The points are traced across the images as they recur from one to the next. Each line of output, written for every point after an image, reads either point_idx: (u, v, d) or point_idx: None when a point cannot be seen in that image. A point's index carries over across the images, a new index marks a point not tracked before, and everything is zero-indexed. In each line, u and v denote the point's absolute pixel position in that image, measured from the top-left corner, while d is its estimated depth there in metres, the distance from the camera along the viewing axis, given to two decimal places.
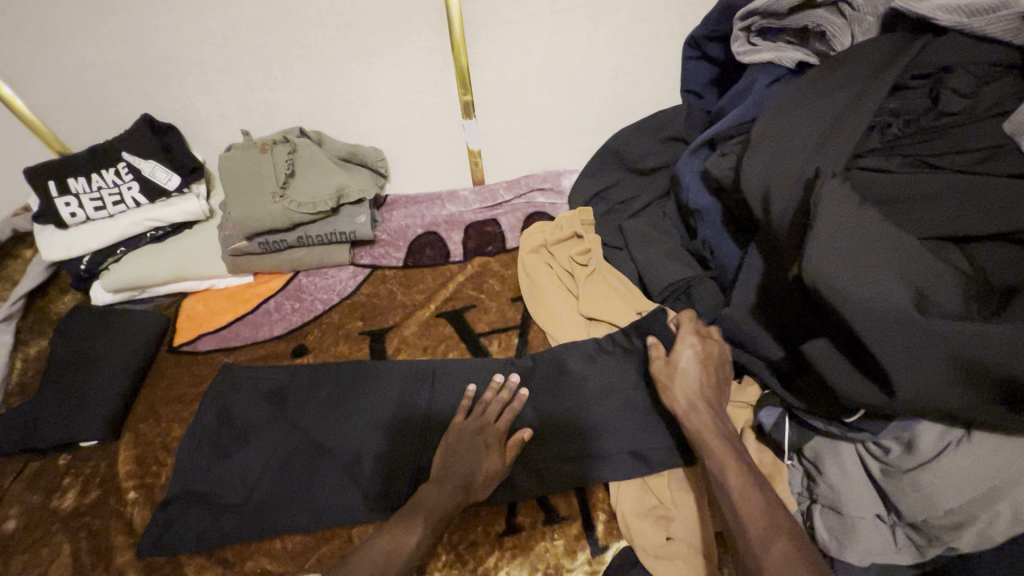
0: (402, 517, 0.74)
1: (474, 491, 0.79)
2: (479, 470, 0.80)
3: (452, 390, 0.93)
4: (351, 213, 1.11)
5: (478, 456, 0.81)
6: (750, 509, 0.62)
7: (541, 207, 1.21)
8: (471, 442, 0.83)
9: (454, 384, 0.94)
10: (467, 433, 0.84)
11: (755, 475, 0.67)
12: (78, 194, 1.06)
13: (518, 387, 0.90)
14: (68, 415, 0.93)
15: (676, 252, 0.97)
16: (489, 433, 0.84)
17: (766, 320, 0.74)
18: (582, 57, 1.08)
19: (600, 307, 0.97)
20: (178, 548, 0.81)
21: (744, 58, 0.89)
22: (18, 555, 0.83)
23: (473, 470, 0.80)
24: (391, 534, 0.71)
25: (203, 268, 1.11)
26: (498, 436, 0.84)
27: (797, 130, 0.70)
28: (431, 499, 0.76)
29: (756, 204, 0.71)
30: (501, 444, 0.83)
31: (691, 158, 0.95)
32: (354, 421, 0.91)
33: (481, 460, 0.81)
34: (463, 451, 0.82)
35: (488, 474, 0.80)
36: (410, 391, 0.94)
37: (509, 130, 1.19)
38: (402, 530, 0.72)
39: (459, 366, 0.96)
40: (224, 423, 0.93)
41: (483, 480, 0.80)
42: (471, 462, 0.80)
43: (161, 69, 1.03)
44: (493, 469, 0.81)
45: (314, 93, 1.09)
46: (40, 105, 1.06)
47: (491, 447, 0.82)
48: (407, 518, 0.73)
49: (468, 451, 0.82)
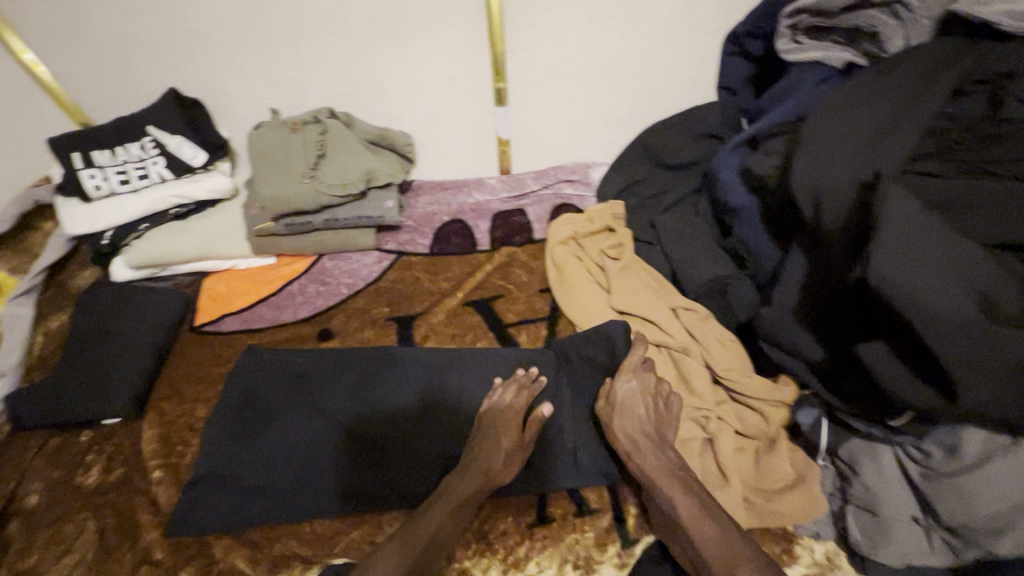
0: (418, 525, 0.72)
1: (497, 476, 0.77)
2: (504, 453, 0.79)
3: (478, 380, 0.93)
4: (379, 197, 1.09)
5: (500, 439, 0.80)
6: (705, 536, 0.67)
7: (568, 199, 1.20)
8: (494, 426, 0.82)
9: (467, 388, 0.92)
10: (492, 413, 0.84)
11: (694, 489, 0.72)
12: (102, 167, 1.04)
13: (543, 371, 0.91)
14: (91, 392, 0.92)
15: (711, 249, 0.96)
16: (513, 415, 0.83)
17: (811, 321, 0.74)
18: (620, 49, 1.07)
19: (634, 303, 0.96)
20: (205, 529, 0.80)
21: (788, 56, 0.89)
22: (41, 531, 0.82)
23: (498, 454, 0.79)
24: (401, 537, 0.70)
25: (227, 248, 1.10)
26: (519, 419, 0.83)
27: (851, 131, 0.69)
28: (455, 490, 0.75)
29: (806, 204, 0.70)
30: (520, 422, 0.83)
31: (731, 155, 0.95)
32: (382, 406, 0.91)
33: (505, 443, 0.80)
34: (488, 435, 0.81)
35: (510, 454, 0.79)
36: (429, 385, 0.92)
37: (539, 119, 1.17)
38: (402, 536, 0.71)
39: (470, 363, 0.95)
40: (249, 404, 0.92)
41: (505, 468, 0.78)
42: (495, 446, 0.79)
43: (191, 41, 1.01)
44: (514, 450, 0.80)
45: (345, 74, 1.07)
46: (64, 73, 1.03)
47: (510, 429, 0.81)
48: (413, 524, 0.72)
49: (491, 437, 0.80)
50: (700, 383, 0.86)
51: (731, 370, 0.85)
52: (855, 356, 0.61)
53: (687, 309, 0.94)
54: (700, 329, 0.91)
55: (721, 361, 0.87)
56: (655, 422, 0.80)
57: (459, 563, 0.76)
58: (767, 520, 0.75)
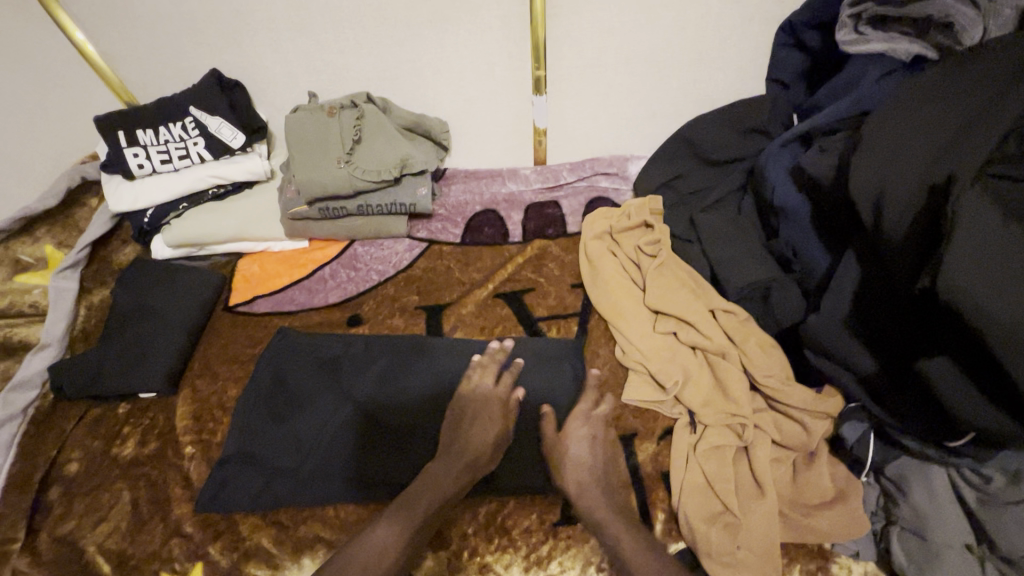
0: (398, 515, 0.78)
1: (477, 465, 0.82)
2: (489, 440, 0.84)
3: (498, 373, 0.91)
4: (413, 183, 1.08)
5: (484, 424, 0.86)
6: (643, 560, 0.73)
7: (604, 192, 1.17)
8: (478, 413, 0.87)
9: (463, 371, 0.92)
10: (471, 400, 0.88)
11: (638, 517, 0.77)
12: (145, 146, 1.05)
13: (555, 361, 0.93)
14: (129, 365, 0.94)
15: (755, 249, 0.92)
16: (497, 402, 0.88)
17: (864, 333, 0.71)
18: (667, 38, 1.03)
19: (669, 302, 0.92)
20: (233, 507, 0.81)
21: (850, 48, 0.87)
22: (80, 498, 0.85)
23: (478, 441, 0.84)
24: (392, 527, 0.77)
25: (262, 230, 1.10)
26: (496, 408, 0.88)
27: (923, 132, 0.66)
28: (436, 483, 0.80)
29: (865, 208, 0.68)
30: (501, 412, 0.87)
31: (780, 152, 0.92)
32: (406, 394, 0.90)
33: (481, 434, 0.85)
34: (469, 421, 0.86)
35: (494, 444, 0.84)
36: (433, 379, 0.92)
37: (579, 109, 1.14)
38: (389, 524, 0.77)
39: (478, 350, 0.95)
40: (279, 386, 0.93)
41: (478, 460, 0.82)
42: (477, 439, 0.84)
43: (234, 23, 1.01)
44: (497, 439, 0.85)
45: (385, 59, 1.06)
46: (112, 53, 1.04)
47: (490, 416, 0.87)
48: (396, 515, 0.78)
49: (464, 425, 0.86)
50: (739, 389, 0.82)
51: (772, 377, 0.82)
52: (917, 370, 0.63)
53: (726, 311, 0.90)
54: (740, 334, 0.88)
55: (763, 367, 0.84)
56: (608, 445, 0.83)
57: (479, 557, 0.75)
58: (803, 535, 0.72)
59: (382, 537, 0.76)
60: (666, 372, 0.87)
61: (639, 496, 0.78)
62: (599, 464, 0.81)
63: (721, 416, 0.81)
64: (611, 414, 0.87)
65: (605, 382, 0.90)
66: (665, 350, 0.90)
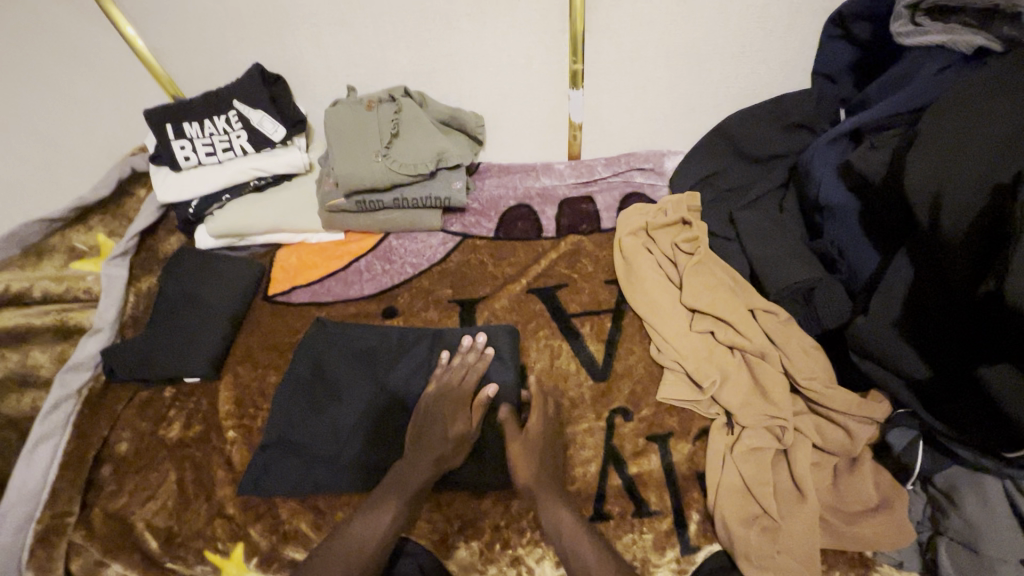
0: (383, 498, 0.76)
1: (445, 460, 0.80)
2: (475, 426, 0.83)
3: (473, 370, 0.90)
4: (448, 178, 1.09)
5: (459, 414, 0.84)
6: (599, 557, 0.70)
7: (640, 187, 1.16)
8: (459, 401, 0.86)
9: (482, 377, 0.90)
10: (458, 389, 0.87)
11: (661, 510, 0.77)
12: (191, 138, 1.09)
13: (588, 358, 0.93)
14: (176, 351, 0.97)
15: (798, 250, 0.89)
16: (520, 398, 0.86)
17: (914, 336, 0.69)
18: (710, 29, 1.00)
19: (707, 300, 0.90)
20: (272, 492, 0.84)
21: (905, 40, 0.85)
22: (130, 476, 0.88)
23: (445, 436, 0.82)
24: (385, 506, 0.75)
25: (301, 222, 1.12)
26: (465, 400, 0.86)
27: (987, 130, 0.66)
28: (410, 479, 0.77)
29: (921, 207, 0.68)
30: (469, 408, 0.85)
31: (829, 148, 0.88)
32: (420, 381, 0.92)
33: (460, 425, 0.83)
34: (446, 408, 0.85)
35: (458, 440, 0.81)
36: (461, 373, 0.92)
37: (616, 104, 1.13)
38: (383, 508, 0.75)
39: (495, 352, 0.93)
40: (317, 375, 0.94)
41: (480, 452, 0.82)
42: (438, 436, 0.82)
43: (277, 18, 1.03)
44: (464, 432, 0.82)
45: (423, 53, 1.06)
46: (160, 48, 1.07)
47: (460, 411, 0.85)
48: (387, 495, 0.76)
49: (452, 410, 0.84)
50: (779, 391, 0.81)
51: (814, 381, 0.81)
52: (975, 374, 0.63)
53: (766, 311, 0.89)
54: (781, 335, 0.86)
55: (805, 370, 0.82)
56: (639, 445, 0.83)
57: (512, 549, 0.76)
58: (842, 542, 0.71)
59: (377, 520, 0.74)
60: (704, 372, 0.86)
61: (674, 495, 0.78)
62: (632, 462, 0.81)
63: (759, 418, 0.80)
64: (645, 413, 0.86)
65: (639, 380, 0.90)
66: (705, 351, 0.88)
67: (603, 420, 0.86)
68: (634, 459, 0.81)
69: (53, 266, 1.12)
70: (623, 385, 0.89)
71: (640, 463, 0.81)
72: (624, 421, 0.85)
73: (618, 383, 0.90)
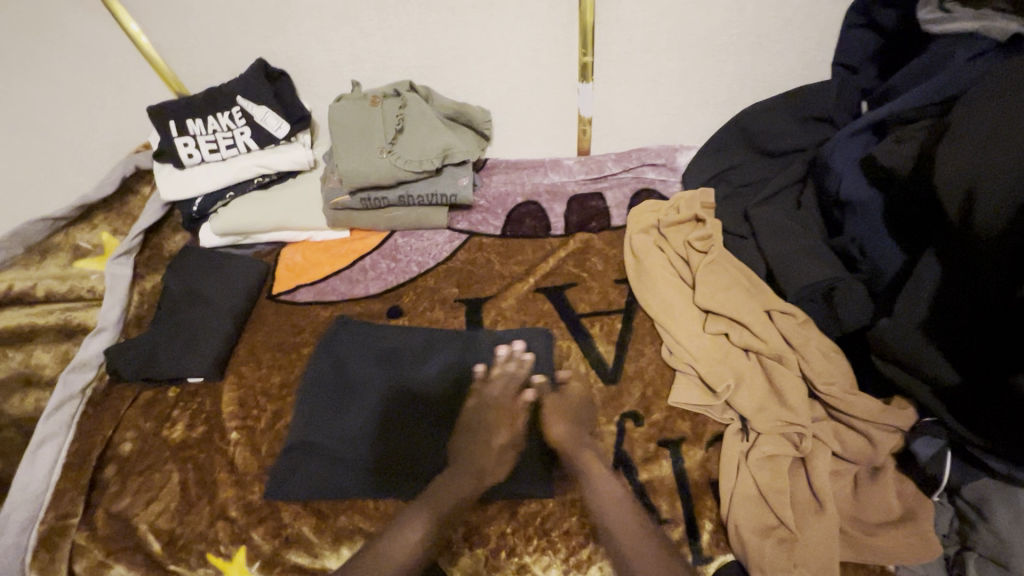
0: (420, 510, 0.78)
1: (487, 472, 0.80)
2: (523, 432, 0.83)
3: (517, 377, 0.88)
4: (454, 174, 1.06)
5: (500, 424, 0.83)
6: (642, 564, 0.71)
7: (651, 183, 1.12)
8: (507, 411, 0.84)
9: (495, 379, 0.88)
10: (494, 395, 0.87)
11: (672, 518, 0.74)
12: (195, 135, 1.07)
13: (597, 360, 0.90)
14: (180, 351, 0.96)
15: (817, 249, 0.85)
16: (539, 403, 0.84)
17: (942, 339, 0.67)
18: (725, 19, 0.96)
19: (722, 301, 0.87)
20: (292, 494, 0.82)
21: (932, 28, 0.82)
22: (133, 476, 0.88)
23: (489, 449, 0.81)
24: (418, 518, 0.77)
25: (306, 220, 1.11)
26: (513, 412, 0.84)
27: (1022, 121, 0.62)
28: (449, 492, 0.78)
29: (953, 205, 0.65)
30: (517, 419, 0.84)
31: (850, 142, 0.86)
32: (447, 382, 0.89)
33: (506, 435, 0.82)
34: (485, 415, 0.84)
35: (499, 450, 0.81)
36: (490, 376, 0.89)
37: (627, 98, 1.09)
38: (414, 523, 0.77)
39: (512, 353, 0.91)
40: (340, 375, 0.93)
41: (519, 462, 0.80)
42: (483, 445, 0.82)
43: (280, 13, 1.01)
44: (508, 442, 0.82)
45: (429, 46, 1.04)
46: (164, 44, 1.06)
47: (502, 420, 0.84)
48: (421, 506, 0.78)
49: (494, 419, 0.84)
50: (796, 396, 0.78)
51: (835, 386, 0.77)
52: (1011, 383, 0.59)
53: (784, 312, 0.86)
54: (799, 337, 0.83)
55: (824, 375, 0.79)
56: (649, 450, 0.80)
57: (518, 558, 0.73)
58: (864, 555, 0.68)
59: (408, 534, 0.76)
60: (718, 374, 0.83)
61: (686, 503, 0.75)
62: (642, 468, 0.78)
63: (775, 424, 0.77)
64: (656, 417, 0.83)
65: (650, 383, 0.87)
66: (720, 353, 0.85)
67: (612, 424, 0.83)
68: (644, 465, 0.79)
69: (58, 264, 1.11)
70: (634, 388, 0.87)
71: (651, 469, 0.78)
72: (634, 425, 0.83)
73: (628, 386, 0.87)
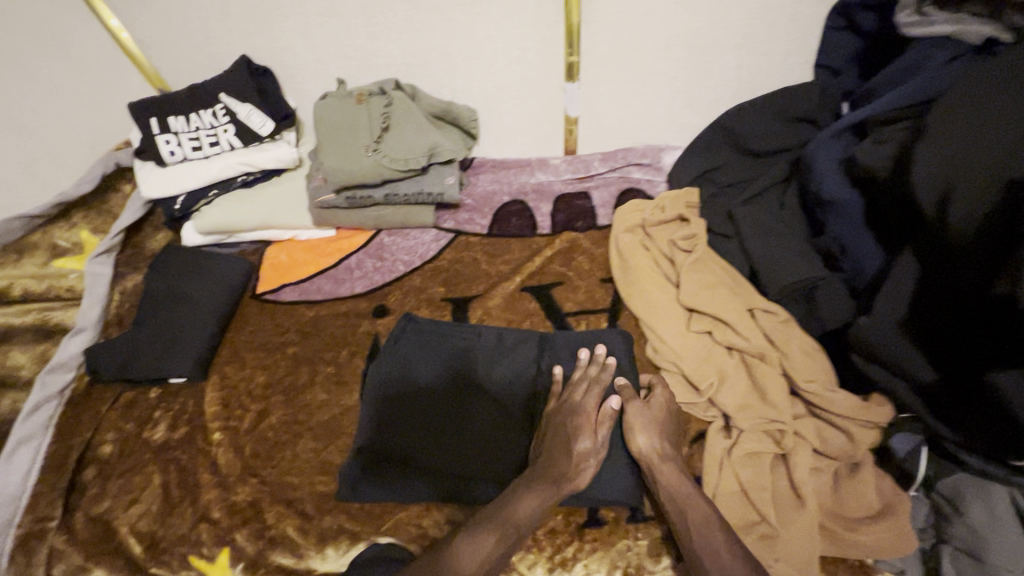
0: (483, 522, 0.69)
1: (570, 477, 0.73)
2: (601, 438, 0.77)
3: (600, 383, 0.83)
4: (440, 173, 1.06)
5: (581, 427, 0.78)
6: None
7: (637, 183, 1.13)
8: (590, 418, 0.79)
9: (508, 379, 0.87)
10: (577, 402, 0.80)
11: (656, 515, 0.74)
12: (177, 132, 1.06)
13: (608, 358, 0.86)
14: (161, 351, 0.95)
15: (801, 249, 0.86)
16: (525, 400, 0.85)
17: (920, 337, 0.69)
18: (709, 21, 0.97)
19: (706, 300, 0.88)
20: (374, 499, 0.78)
21: (910, 31, 0.84)
22: (114, 478, 0.86)
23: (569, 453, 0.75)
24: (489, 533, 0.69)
25: (290, 219, 1.10)
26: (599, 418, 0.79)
27: (994, 123, 0.63)
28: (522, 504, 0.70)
29: (930, 205, 0.66)
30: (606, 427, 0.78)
31: (832, 142, 0.86)
32: (513, 385, 0.87)
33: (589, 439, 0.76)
34: (566, 417, 0.79)
35: (579, 457, 0.75)
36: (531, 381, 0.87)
37: (613, 97, 1.10)
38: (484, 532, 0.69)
39: (527, 351, 0.90)
40: (405, 375, 0.89)
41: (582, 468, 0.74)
42: (563, 449, 0.75)
43: (264, 9, 1.00)
44: (588, 449, 0.76)
45: (415, 44, 1.03)
46: (145, 40, 1.05)
47: (587, 424, 0.78)
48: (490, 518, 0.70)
49: (573, 422, 0.78)
50: (778, 393, 0.79)
51: (815, 383, 0.79)
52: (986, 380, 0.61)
53: (766, 311, 0.87)
54: (781, 336, 0.84)
55: (805, 372, 0.80)
56: None
57: None
58: (843, 549, 0.69)
59: (480, 543, 0.68)
60: (701, 373, 0.84)
61: None
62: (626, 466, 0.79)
63: (757, 421, 0.78)
64: None
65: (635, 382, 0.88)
66: (703, 352, 0.86)
67: None
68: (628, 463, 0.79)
69: (36, 264, 1.09)
70: None
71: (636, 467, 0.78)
72: None
73: None
